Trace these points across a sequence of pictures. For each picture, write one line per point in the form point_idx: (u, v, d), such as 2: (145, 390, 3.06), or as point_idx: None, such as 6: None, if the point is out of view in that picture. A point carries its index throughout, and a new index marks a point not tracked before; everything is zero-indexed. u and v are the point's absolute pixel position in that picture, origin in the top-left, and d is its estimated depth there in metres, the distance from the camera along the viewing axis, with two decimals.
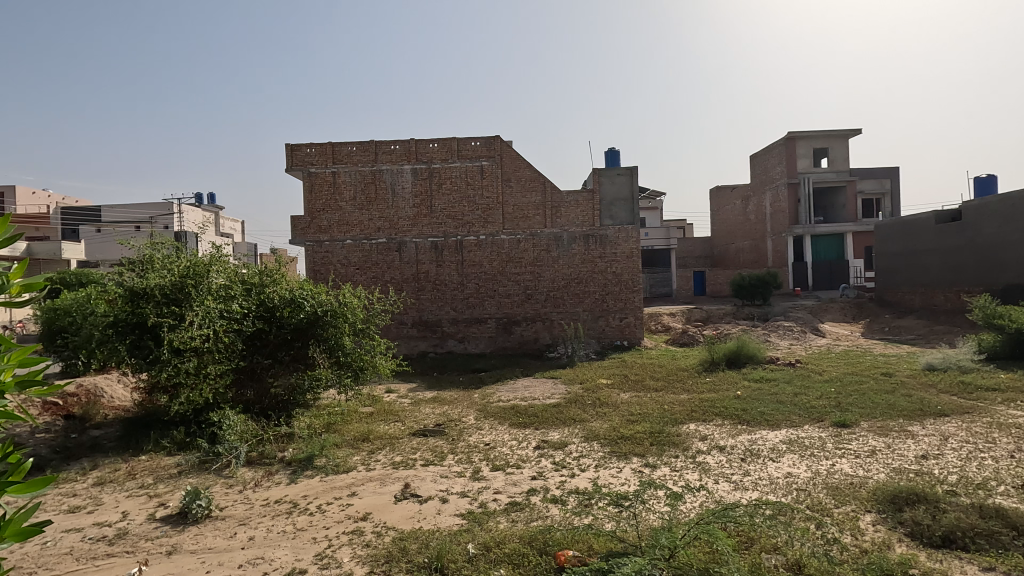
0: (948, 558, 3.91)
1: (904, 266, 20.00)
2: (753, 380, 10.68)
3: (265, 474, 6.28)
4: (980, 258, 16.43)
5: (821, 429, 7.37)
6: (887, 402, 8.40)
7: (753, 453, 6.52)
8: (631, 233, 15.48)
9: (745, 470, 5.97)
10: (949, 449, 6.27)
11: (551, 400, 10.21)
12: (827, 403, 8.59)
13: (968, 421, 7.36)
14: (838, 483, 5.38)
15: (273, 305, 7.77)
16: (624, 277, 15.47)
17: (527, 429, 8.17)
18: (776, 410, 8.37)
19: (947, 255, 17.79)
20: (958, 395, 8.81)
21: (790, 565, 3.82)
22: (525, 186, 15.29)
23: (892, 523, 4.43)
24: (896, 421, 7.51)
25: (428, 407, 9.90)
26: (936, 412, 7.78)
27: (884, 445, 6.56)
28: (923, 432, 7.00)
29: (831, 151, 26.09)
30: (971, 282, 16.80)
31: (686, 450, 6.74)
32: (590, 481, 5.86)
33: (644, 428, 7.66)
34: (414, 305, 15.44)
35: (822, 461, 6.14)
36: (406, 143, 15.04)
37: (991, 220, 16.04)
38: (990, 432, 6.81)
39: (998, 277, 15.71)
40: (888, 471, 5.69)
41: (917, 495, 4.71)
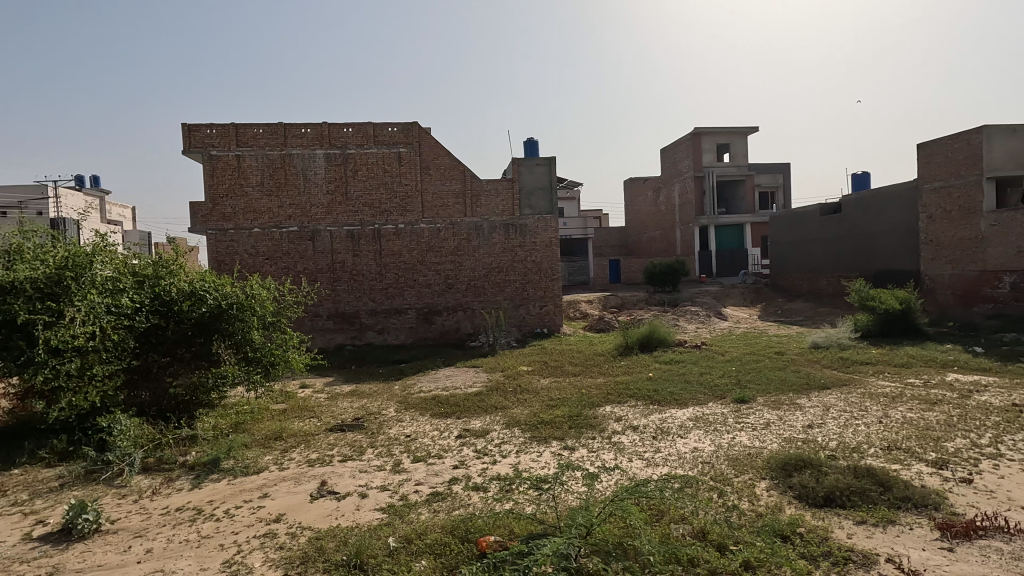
0: (829, 515, 4.33)
1: (794, 254, 21.87)
2: (663, 362, 11.34)
3: (165, 480, 5.83)
4: (856, 246, 18.30)
5: (723, 406, 7.95)
6: (780, 378, 9.22)
7: (662, 430, 6.91)
8: (550, 223, 15.78)
9: (656, 447, 6.33)
10: (830, 418, 6.99)
11: (473, 389, 10.26)
12: (728, 381, 9.29)
13: (845, 393, 8.23)
14: (737, 454, 5.84)
15: (170, 297, 7.13)
16: (543, 266, 15.77)
17: (448, 419, 8.17)
18: (684, 389, 8.93)
19: (830, 244, 19.65)
20: (838, 369, 9.86)
21: (696, 532, 4.08)
22: (445, 174, 15.15)
23: (783, 488, 4.86)
24: (787, 394, 8.27)
25: (346, 401, 9.59)
26: (820, 385, 8.65)
27: (777, 417, 7.18)
28: (809, 404, 7.75)
29: (733, 146, 28.07)
30: (849, 268, 18.70)
31: (602, 431, 7.03)
32: (511, 466, 5.97)
33: (563, 412, 7.90)
34: (329, 297, 14.85)
35: (724, 434, 6.64)
36: (318, 126, 14.35)
37: (867, 212, 17.83)
38: (863, 401, 7.67)
39: (871, 263, 17.62)
40: (780, 441, 6.24)
41: (803, 461, 5.21)
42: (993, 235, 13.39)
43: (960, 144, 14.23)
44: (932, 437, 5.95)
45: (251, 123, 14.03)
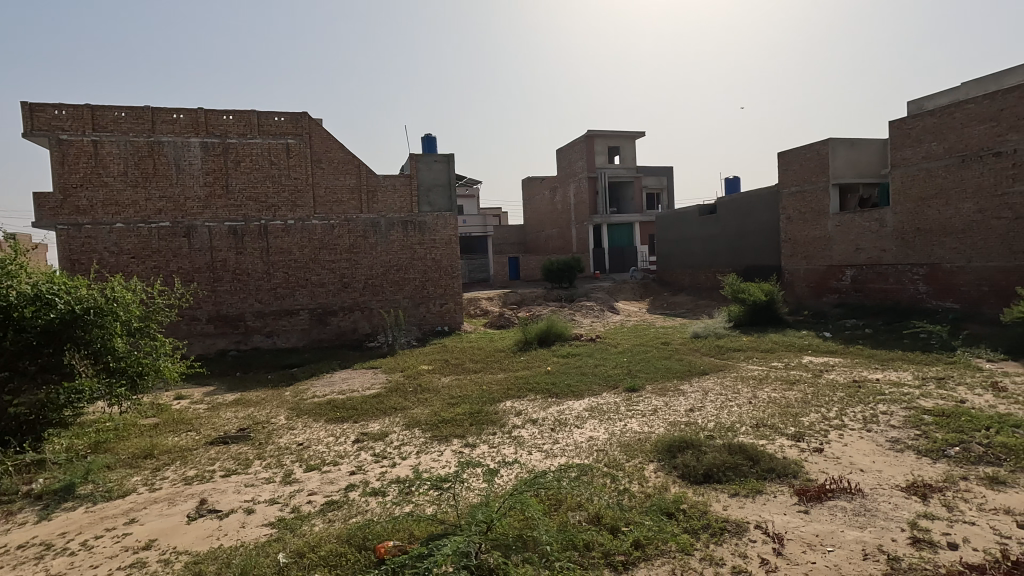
0: (707, 490, 4.71)
1: (677, 251, 23.58)
2: (560, 356, 11.72)
3: (2, 515, 5.01)
4: (729, 244, 20.12)
5: (615, 395, 8.38)
6: (666, 367, 9.90)
7: (560, 422, 7.14)
8: (449, 220, 15.69)
9: (554, 438, 6.53)
10: (708, 401, 7.63)
11: (371, 391, 9.93)
12: (620, 372, 9.81)
13: (720, 377, 9.03)
14: (628, 440, 6.18)
15: (8, 303, 6.04)
16: (443, 264, 15.65)
17: (345, 423, 7.84)
18: (580, 381, 9.29)
19: (707, 242, 21.43)
20: (715, 356, 10.78)
21: (591, 518, 4.24)
22: (338, 168, 14.51)
23: (668, 468, 5.21)
24: (672, 381, 8.91)
25: (230, 411, 8.86)
26: (700, 372, 9.41)
27: (663, 403, 7.71)
28: (691, 389, 8.40)
29: (623, 150, 29.58)
30: (723, 264, 20.52)
31: (502, 426, 7.12)
32: (411, 468, 5.86)
33: (464, 409, 7.89)
34: (209, 298, 13.62)
35: (617, 422, 7.00)
36: (193, 112, 13.12)
37: (737, 213, 19.66)
38: (735, 384, 8.45)
39: (741, 259, 19.48)
40: (665, 425, 6.70)
41: (685, 442, 5.63)
42: (838, 234, 15.35)
43: (811, 153, 16.12)
44: (791, 413, 6.70)
45: (110, 106, 12.48)
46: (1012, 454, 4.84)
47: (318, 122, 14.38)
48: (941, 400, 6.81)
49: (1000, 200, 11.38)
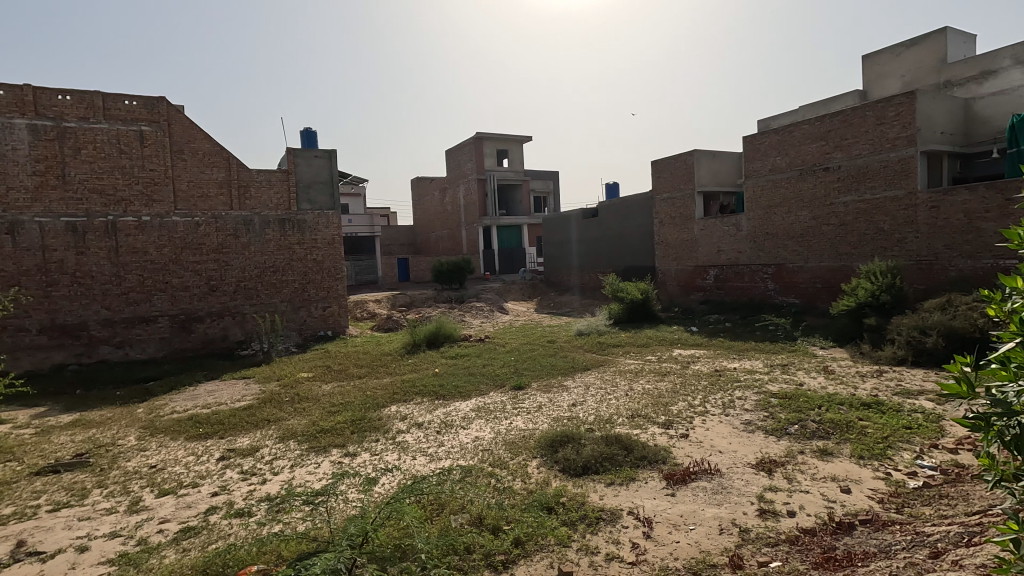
0: (585, 481, 4.87)
1: (563, 253, 24.46)
2: (449, 357, 11.62)
3: None
4: (610, 245, 21.26)
5: (502, 394, 8.46)
6: (551, 364, 10.18)
7: (446, 424, 7.04)
8: (332, 219, 14.93)
9: (439, 441, 6.42)
10: (589, 396, 7.95)
11: (241, 403, 9.11)
12: (507, 371, 9.91)
13: (601, 372, 9.47)
14: (513, 438, 6.24)
15: None
16: (326, 265, 14.86)
17: (209, 440, 7.10)
18: (467, 382, 9.24)
19: (590, 244, 22.47)
20: (596, 352, 11.30)
21: (473, 519, 4.17)
22: (204, 161, 13.21)
23: (550, 463, 5.33)
24: (556, 378, 9.18)
25: (64, 435, 7.64)
26: (582, 367, 9.81)
27: (547, 399, 7.91)
28: (573, 385, 8.71)
29: (511, 153, 30.08)
30: (605, 264, 21.64)
31: (386, 432, 6.86)
32: (284, 483, 5.44)
33: (345, 417, 7.51)
34: (40, 306, 11.69)
35: (502, 421, 7.05)
36: (17, 89, 11.21)
37: (617, 217, 20.82)
38: (614, 378, 8.90)
39: (621, 260, 20.68)
40: (549, 421, 6.87)
41: (566, 436, 5.80)
42: (702, 237, 16.84)
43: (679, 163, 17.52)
44: (662, 403, 7.18)
45: None
46: (838, 428, 5.58)
47: (178, 108, 12.98)
48: (785, 383, 7.70)
49: (829, 208, 13.16)
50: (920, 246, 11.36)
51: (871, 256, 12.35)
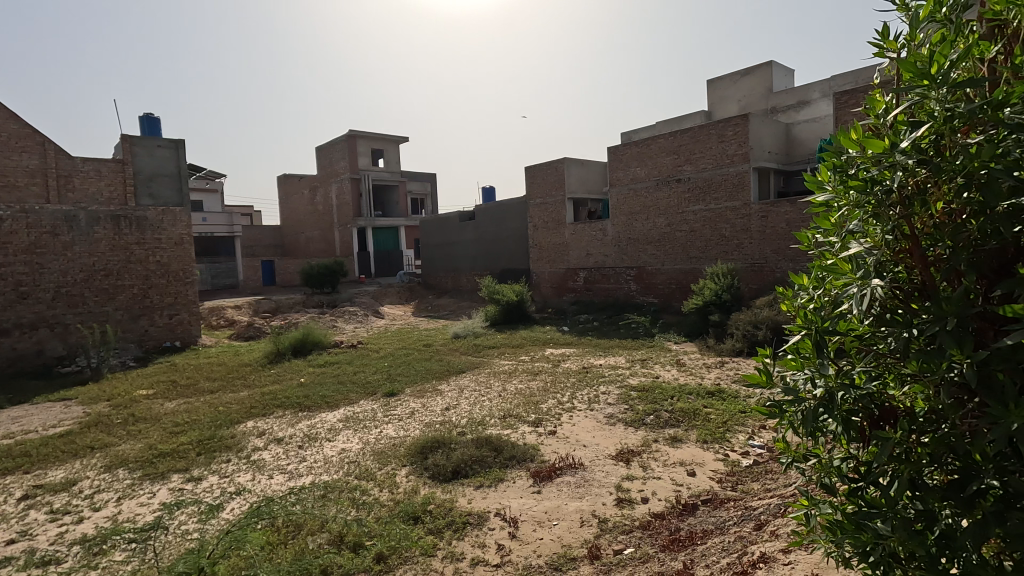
0: (455, 486, 4.78)
1: (440, 255, 24.24)
2: (317, 365, 10.92)
3: None
4: (487, 248, 21.47)
5: (373, 401, 8.10)
6: (426, 368, 9.99)
7: (309, 437, 6.56)
8: (180, 217, 13.34)
9: (301, 457, 5.95)
10: (463, 398, 7.90)
11: (58, 429, 7.74)
12: (379, 377, 9.53)
13: (476, 374, 9.48)
14: (382, 447, 5.98)
15: None
16: (172, 267, 13.23)
17: (10, 477, 5.91)
18: (336, 391, 8.73)
19: (467, 246, 22.51)
20: (472, 355, 11.32)
21: (333, 539, 3.86)
22: (10, 145, 11.12)
23: (420, 470, 5.17)
24: (430, 382, 9.01)
25: None
26: (458, 370, 9.75)
27: (420, 405, 7.72)
28: (448, 388, 8.61)
29: (386, 154, 29.16)
30: (482, 267, 21.81)
31: (240, 451, 6.22)
32: (107, 520, 4.67)
33: (190, 437, 6.68)
34: None
35: (372, 429, 6.74)
36: None
37: (493, 220, 21.08)
38: (489, 379, 8.95)
39: (498, 263, 20.98)
40: (421, 427, 6.69)
41: (437, 441, 5.67)
42: (573, 241, 17.66)
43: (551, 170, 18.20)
44: (533, 401, 7.34)
45: None
46: (686, 416, 6.10)
47: None
48: (643, 377, 8.28)
49: (681, 216, 14.47)
50: (754, 251, 12.91)
51: (715, 259, 13.78)
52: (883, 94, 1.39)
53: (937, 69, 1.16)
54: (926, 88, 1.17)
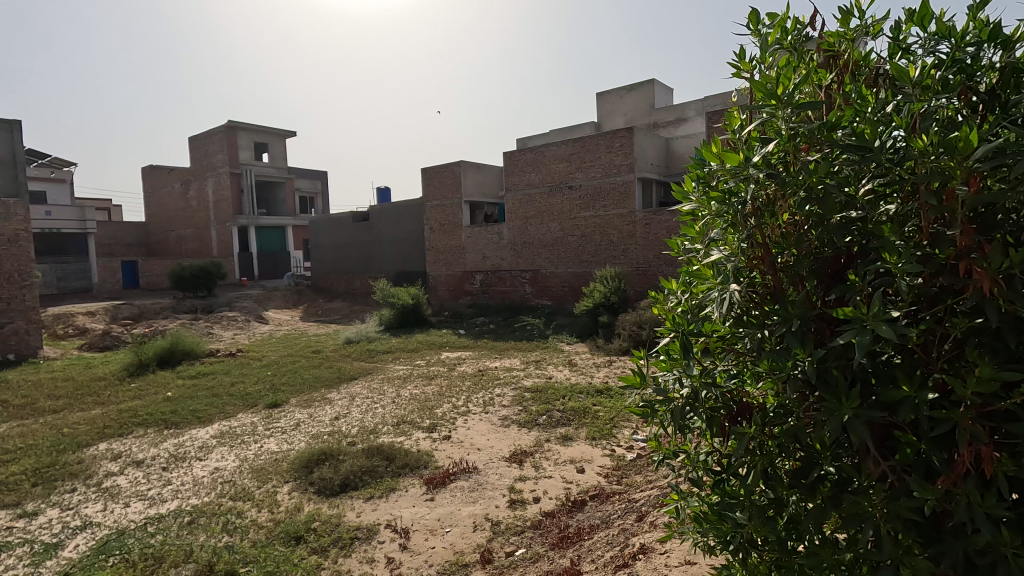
0: (342, 500, 4.53)
1: (331, 257, 23.12)
2: (188, 377, 9.90)
3: None
4: (381, 250, 20.83)
5: (254, 414, 7.50)
6: (313, 376, 9.44)
7: (177, 457, 5.91)
8: (14, 210, 11.48)
9: (165, 480, 5.34)
10: (354, 406, 7.56)
11: None
12: (261, 387, 8.85)
13: (368, 380, 9.13)
14: (262, 464, 5.53)
15: None
16: (4, 268, 11.34)
17: None
18: (210, 404, 7.96)
19: (361, 248, 21.68)
20: (365, 360, 10.89)
21: (200, 569, 3.46)
22: None
23: (304, 486, 4.84)
24: (318, 391, 8.52)
25: None
26: (349, 377, 9.32)
27: (306, 415, 7.27)
28: (338, 396, 8.20)
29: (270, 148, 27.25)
30: (376, 270, 21.11)
31: (89, 478, 5.45)
32: None
33: (25, 466, 5.73)
34: None
35: (251, 445, 6.22)
36: None
37: (388, 221, 20.50)
38: (382, 386, 8.66)
39: (393, 265, 20.44)
40: (307, 439, 6.29)
41: (324, 454, 5.35)
42: (469, 244, 17.68)
43: (448, 172, 18.08)
44: (428, 407, 7.20)
45: None
46: (577, 415, 6.31)
47: None
48: (537, 378, 8.45)
49: (573, 221, 15.03)
50: (638, 256, 13.74)
51: (603, 263, 14.48)
52: (739, 112, 1.50)
53: (782, 91, 1.28)
54: (774, 109, 1.29)
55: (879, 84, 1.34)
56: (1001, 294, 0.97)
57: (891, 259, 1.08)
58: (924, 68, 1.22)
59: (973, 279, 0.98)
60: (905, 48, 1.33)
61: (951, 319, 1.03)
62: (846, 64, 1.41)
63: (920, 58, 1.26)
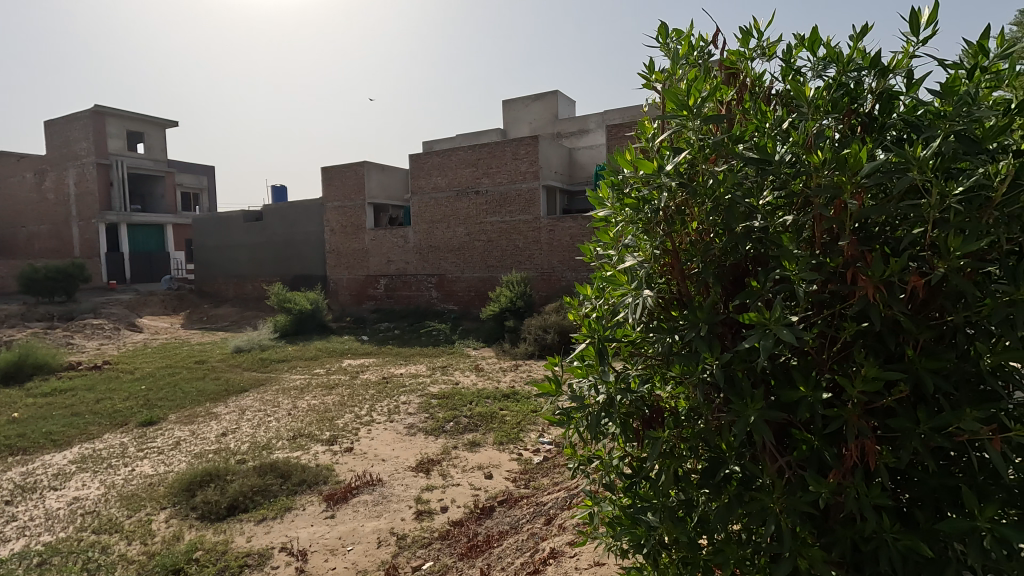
0: (231, 524, 4.14)
1: (218, 259, 21.32)
2: (41, 394, 8.61)
3: None
4: (276, 252, 19.53)
5: (123, 434, 6.67)
6: (196, 389, 8.59)
7: (24, 489, 5.09)
8: None
9: (7, 517, 4.57)
10: (244, 421, 6.98)
11: None
12: (133, 404, 7.90)
13: (261, 392, 8.48)
14: (133, 490, 4.91)
15: None
16: None
17: None
18: (68, 425, 6.96)
19: (252, 249, 20.20)
20: (257, 371, 10.12)
21: None
22: None
23: (185, 512, 4.37)
24: (202, 405, 7.77)
25: None
26: (239, 389, 8.59)
27: (188, 433, 6.60)
28: (225, 410, 7.53)
29: (146, 138, 24.58)
30: (269, 273, 19.75)
31: None
32: None
33: None
34: None
35: (119, 469, 5.51)
36: None
37: (283, 222, 19.29)
38: (276, 397, 8.08)
39: (288, 269, 19.25)
40: (189, 459, 5.70)
41: (209, 474, 4.87)
42: (373, 247, 17.11)
43: (350, 173, 17.38)
44: (328, 418, 6.82)
45: None
46: (484, 420, 6.29)
47: None
48: (444, 385, 8.31)
49: (479, 226, 15.07)
50: (543, 261, 14.06)
51: (509, 268, 14.65)
52: (650, 121, 1.55)
53: (692, 102, 1.33)
54: (684, 119, 1.33)
55: (773, 102, 1.43)
56: (883, 299, 1.07)
57: (789, 267, 1.15)
58: (813, 88, 1.32)
59: (861, 286, 1.07)
60: (796, 71, 1.44)
61: (841, 324, 1.12)
62: (745, 80, 1.49)
63: (809, 79, 1.36)
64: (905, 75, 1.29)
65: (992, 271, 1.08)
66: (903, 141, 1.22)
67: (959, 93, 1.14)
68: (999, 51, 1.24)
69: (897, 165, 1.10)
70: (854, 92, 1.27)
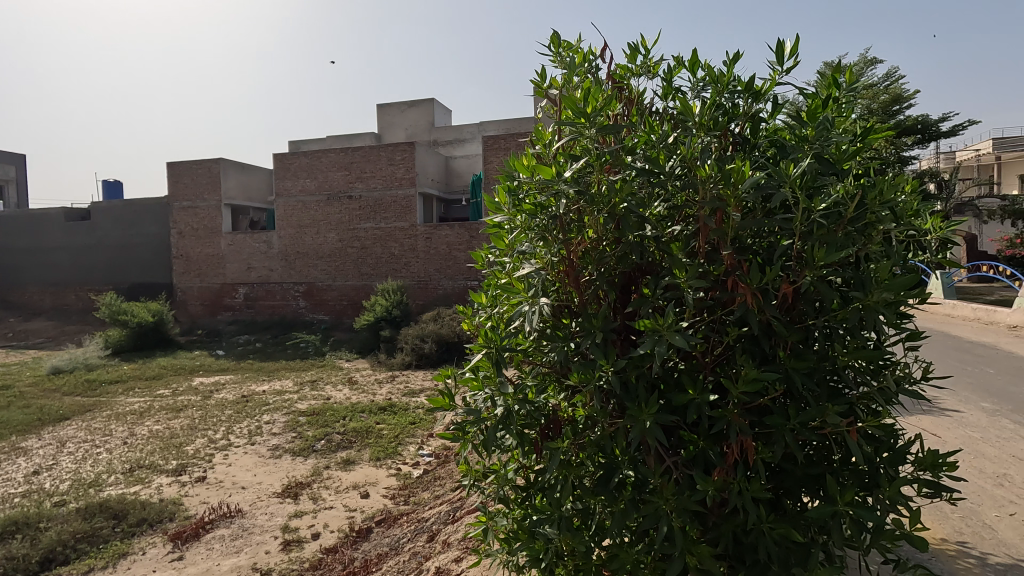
0: None
1: (29, 264, 17.99)
2: None
3: None
4: (107, 258, 16.96)
5: None
6: None
7: None
8: None
9: None
10: (64, 455, 5.90)
11: None
12: None
13: (87, 420, 7.24)
14: None
15: None
16: None
17: None
18: None
19: (76, 254, 17.34)
20: (82, 395, 8.63)
21: None
22: None
23: None
24: (5, 440, 6.43)
25: None
26: (57, 418, 7.26)
27: None
28: (37, 444, 6.31)
29: None
30: (99, 281, 17.09)
31: None
32: None
33: None
34: None
35: None
36: None
37: (117, 223, 16.83)
38: (107, 425, 6.95)
39: (123, 276, 16.82)
40: None
41: (16, 524, 4.03)
42: (230, 252, 15.58)
43: (203, 170, 15.73)
44: (174, 445, 6.01)
45: None
46: (359, 435, 5.97)
47: None
48: (313, 400, 7.75)
49: (352, 232, 14.42)
50: (420, 269, 13.83)
51: (385, 276, 14.19)
52: (545, 128, 1.57)
53: (589, 110, 1.35)
54: (581, 127, 1.36)
55: (657, 118, 1.53)
56: (758, 306, 1.17)
57: (679, 275, 1.22)
58: (696, 107, 1.42)
59: (741, 293, 1.16)
60: (676, 91, 1.55)
61: (724, 329, 1.21)
62: (631, 97, 1.57)
63: (692, 98, 1.46)
64: (771, 100, 1.45)
65: (840, 280, 1.24)
66: (769, 160, 1.36)
67: (819, 120, 1.31)
68: (845, 86, 1.43)
69: (771, 182, 1.22)
70: (731, 113, 1.39)
